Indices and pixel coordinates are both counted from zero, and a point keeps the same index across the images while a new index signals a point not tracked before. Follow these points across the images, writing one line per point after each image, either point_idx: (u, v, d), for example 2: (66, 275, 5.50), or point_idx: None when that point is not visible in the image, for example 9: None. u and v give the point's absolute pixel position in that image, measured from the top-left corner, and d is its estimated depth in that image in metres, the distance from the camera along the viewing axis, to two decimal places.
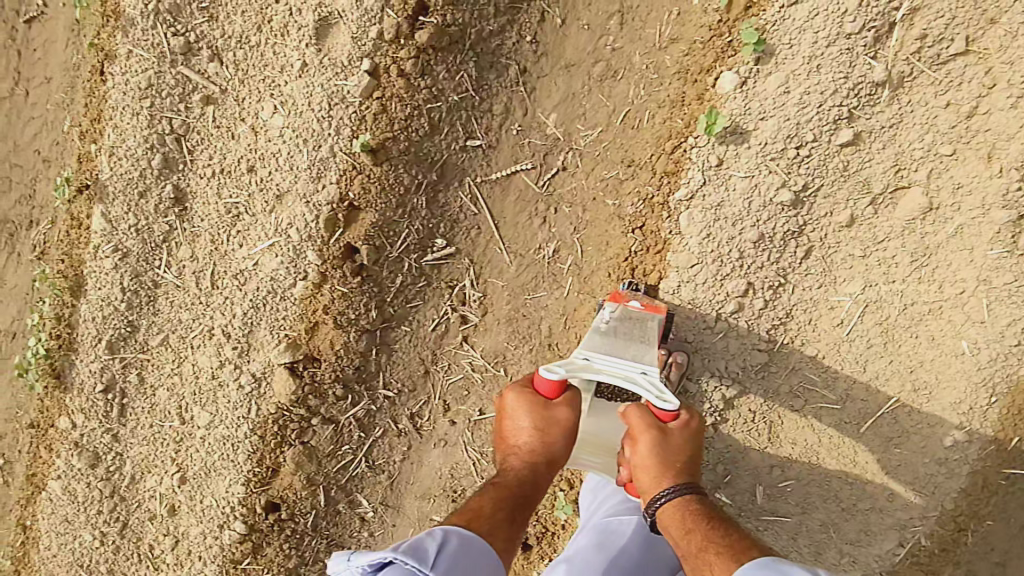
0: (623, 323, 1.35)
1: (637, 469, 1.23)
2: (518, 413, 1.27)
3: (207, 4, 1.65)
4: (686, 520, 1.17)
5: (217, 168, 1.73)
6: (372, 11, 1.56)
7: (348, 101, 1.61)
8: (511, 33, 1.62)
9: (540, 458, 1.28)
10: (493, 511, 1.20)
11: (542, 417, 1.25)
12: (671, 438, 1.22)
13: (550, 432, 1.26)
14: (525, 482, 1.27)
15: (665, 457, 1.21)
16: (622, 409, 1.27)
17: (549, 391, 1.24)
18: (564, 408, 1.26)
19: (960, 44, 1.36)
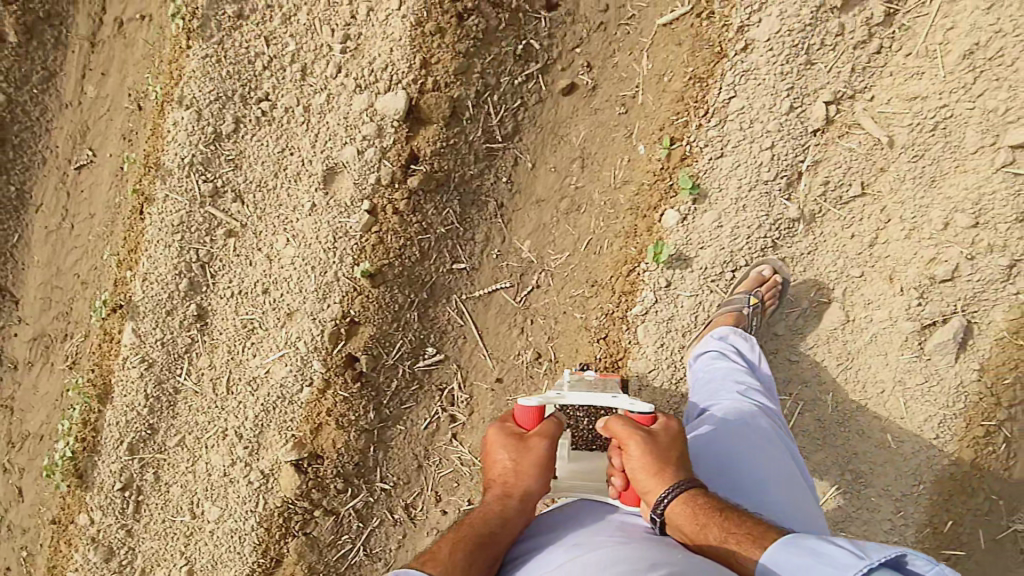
0: (588, 384, 1.55)
1: (638, 476, 1.21)
2: (495, 447, 1.33)
3: (233, 156, 1.97)
4: (697, 515, 1.18)
5: (236, 290, 1.98)
6: (372, 161, 1.84)
7: (351, 234, 1.87)
8: (489, 176, 1.94)
9: (512, 492, 1.28)
10: (451, 551, 1.18)
11: (517, 448, 1.30)
12: (659, 437, 1.24)
13: (523, 463, 1.29)
14: (491, 517, 1.26)
15: (662, 458, 1.21)
16: (602, 425, 1.30)
17: (527, 420, 1.33)
18: (541, 438, 1.31)
19: (857, 188, 1.63)
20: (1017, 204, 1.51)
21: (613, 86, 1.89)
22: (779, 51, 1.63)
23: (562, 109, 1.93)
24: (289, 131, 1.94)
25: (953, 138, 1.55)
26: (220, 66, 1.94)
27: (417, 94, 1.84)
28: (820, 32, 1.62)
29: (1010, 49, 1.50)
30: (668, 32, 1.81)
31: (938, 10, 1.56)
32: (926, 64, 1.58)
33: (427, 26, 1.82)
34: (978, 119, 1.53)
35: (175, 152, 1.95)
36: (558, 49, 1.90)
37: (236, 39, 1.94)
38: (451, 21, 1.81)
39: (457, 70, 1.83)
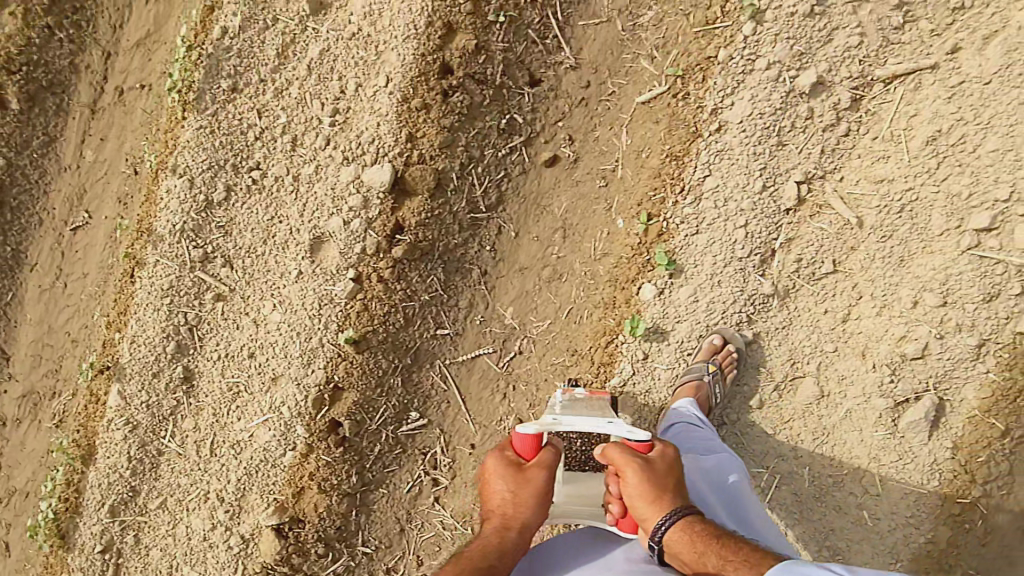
0: (580, 402, 1.60)
1: (635, 502, 1.28)
2: (495, 478, 1.40)
3: (223, 222, 2.03)
4: (693, 541, 1.26)
5: (222, 353, 2.00)
6: (357, 232, 1.90)
7: (336, 301, 1.91)
8: (473, 244, 1.98)
9: (510, 524, 1.37)
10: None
11: (516, 480, 1.37)
12: (655, 463, 1.31)
13: (521, 496, 1.37)
14: (491, 549, 1.35)
15: (658, 484, 1.29)
16: (599, 452, 1.35)
17: (525, 450, 1.39)
18: (539, 469, 1.38)
19: (829, 266, 1.65)
20: (984, 285, 1.54)
21: (594, 159, 1.95)
22: (751, 132, 1.69)
23: (544, 180, 1.99)
24: (278, 199, 2.01)
25: (920, 220, 1.59)
26: (215, 137, 2.03)
27: (403, 166, 1.91)
28: (789, 116, 1.69)
29: (971, 136, 1.56)
30: (647, 109, 1.90)
31: (900, 97, 1.65)
32: (891, 148, 1.64)
33: (413, 102, 1.90)
34: (943, 202, 1.57)
35: (167, 218, 2.01)
36: (541, 123, 1.98)
37: (230, 112, 2.04)
38: (437, 98, 1.89)
39: (442, 144, 1.91)
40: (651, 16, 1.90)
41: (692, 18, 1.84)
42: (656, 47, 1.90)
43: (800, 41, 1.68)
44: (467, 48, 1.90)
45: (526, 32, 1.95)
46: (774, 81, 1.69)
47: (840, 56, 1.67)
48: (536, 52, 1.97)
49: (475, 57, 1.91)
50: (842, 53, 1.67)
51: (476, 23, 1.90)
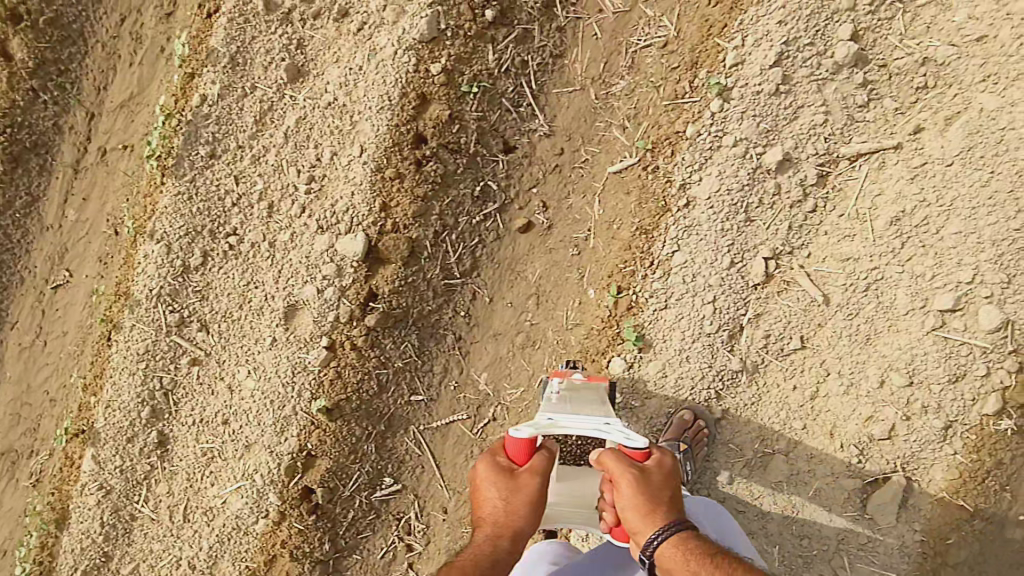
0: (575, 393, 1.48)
1: (628, 515, 1.23)
2: (486, 484, 1.33)
3: (200, 287, 2.04)
4: (689, 560, 1.24)
5: (196, 418, 2.00)
6: (331, 300, 1.91)
7: (309, 370, 1.91)
8: (447, 309, 1.98)
9: (503, 533, 1.31)
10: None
11: (508, 487, 1.31)
12: (652, 476, 1.26)
13: (514, 505, 1.30)
14: (482, 560, 1.29)
15: (653, 498, 1.24)
16: (594, 457, 1.29)
17: (517, 455, 1.31)
18: (532, 475, 1.31)
19: (797, 342, 1.65)
20: (949, 366, 1.54)
21: (567, 226, 1.97)
22: (718, 208, 1.71)
23: (518, 245, 2.00)
24: (254, 265, 2.02)
25: (886, 299, 1.60)
26: (192, 202, 2.05)
27: (377, 236, 1.93)
28: (757, 192, 1.70)
29: (934, 218, 1.58)
30: (618, 180, 1.91)
31: (865, 174, 1.67)
32: (857, 227, 1.65)
33: (387, 172, 1.93)
34: (908, 282, 1.58)
35: (144, 283, 2.03)
36: (516, 189, 2.00)
37: (207, 177, 2.06)
38: (410, 167, 1.93)
39: (415, 213, 1.93)
40: (623, 86, 1.95)
41: (662, 91, 1.89)
42: (628, 117, 1.94)
43: (766, 118, 1.71)
44: (441, 118, 1.93)
45: (500, 100, 1.99)
46: (741, 157, 1.71)
47: (806, 133, 1.70)
48: (509, 120, 2.00)
49: (448, 127, 1.94)
50: (808, 130, 1.70)
51: (450, 94, 1.94)
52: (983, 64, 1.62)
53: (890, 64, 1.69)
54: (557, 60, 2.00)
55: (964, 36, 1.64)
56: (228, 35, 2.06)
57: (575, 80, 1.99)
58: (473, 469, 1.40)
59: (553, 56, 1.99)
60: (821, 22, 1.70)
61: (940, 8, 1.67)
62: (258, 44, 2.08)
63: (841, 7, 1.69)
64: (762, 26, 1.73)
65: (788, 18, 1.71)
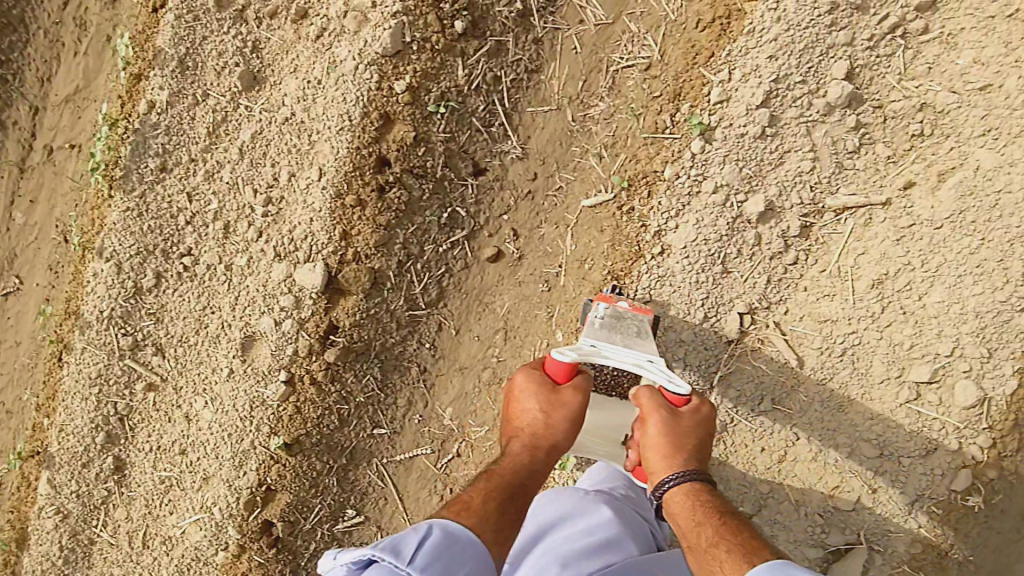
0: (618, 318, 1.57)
1: (649, 451, 1.39)
2: (527, 398, 1.44)
3: (153, 309, 1.94)
4: (694, 509, 1.33)
5: (153, 445, 1.94)
6: (289, 333, 1.83)
7: (267, 403, 1.85)
8: (412, 340, 1.91)
9: (540, 444, 1.43)
10: (487, 497, 1.30)
11: (549, 402, 1.42)
12: (682, 421, 1.38)
13: (554, 417, 1.43)
14: (521, 469, 1.40)
15: (675, 442, 1.37)
16: (632, 392, 1.45)
17: (560, 373, 1.44)
18: (572, 394, 1.44)
19: (767, 404, 1.60)
20: (922, 440, 1.50)
21: (538, 258, 1.86)
22: (694, 259, 1.62)
23: (487, 275, 1.90)
24: (210, 288, 1.92)
25: (861, 366, 1.55)
26: (142, 220, 1.92)
27: (337, 266, 1.83)
28: (736, 242, 1.61)
29: (917, 285, 1.51)
30: (592, 216, 1.80)
31: (850, 229, 1.59)
32: (838, 285, 1.58)
33: (347, 198, 1.81)
34: (885, 349, 1.53)
35: (95, 303, 1.93)
36: (486, 215, 1.89)
37: (158, 193, 1.93)
38: (372, 194, 1.80)
39: (377, 242, 1.82)
40: (601, 109, 1.81)
41: (642, 120, 1.75)
42: (605, 144, 1.80)
43: (750, 162, 1.60)
44: (405, 140, 1.79)
45: (470, 119, 1.85)
46: (721, 206, 1.61)
47: (792, 180, 1.60)
48: (480, 141, 1.87)
49: (414, 149, 1.81)
50: (794, 176, 1.60)
51: (415, 113, 1.80)
52: (984, 116, 1.51)
53: (886, 106, 1.58)
54: (532, 75, 1.85)
55: (968, 82, 1.53)
56: (176, 35, 1.89)
57: (551, 98, 1.84)
58: (512, 382, 1.52)
59: (528, 71, 1.84)
60: (814, 57, 1.58)
61: (943, 46, 1.56)
62: (209, 46, 1.91)
63: (837, 42, 1.57)
64: (752, 59, 1.61)
65: (779, 52, 1.58)
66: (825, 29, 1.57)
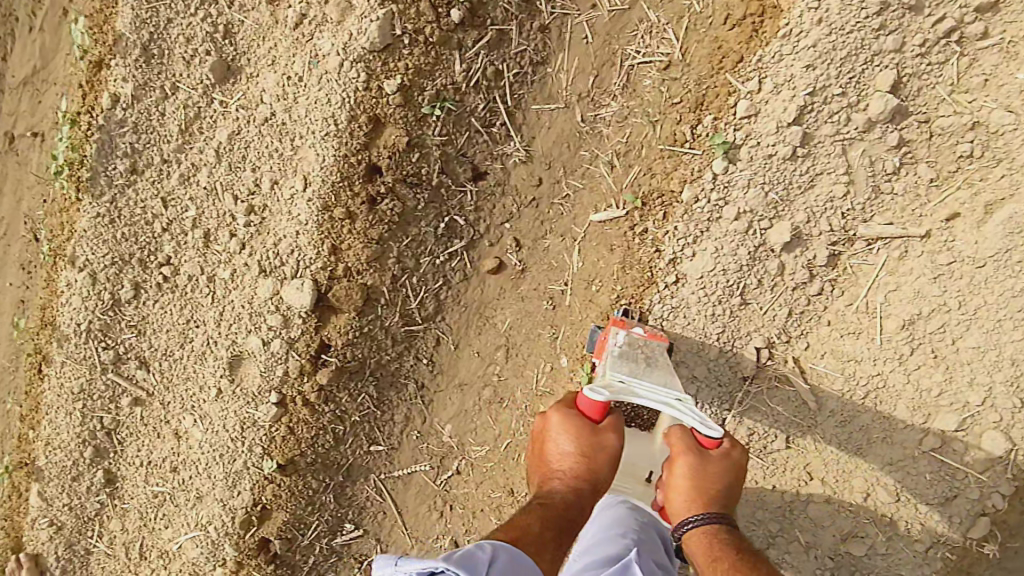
0: (637, 349, 1.34)
1: (671, 491, 1.24)
2: (564, 436, 1.25)
3: (134, 322, 1.84)
4: (714, 549, 1.17)
5: (144, 461, 1.89)
6: (278, 353, 1.73)
7: (258, 424, 1.77)
8: (408, 356, 1.81)
9: (584, 484, 1.24)
10: (541, 531, 1.14)
11: (589, 442, 1.23)
12: (710, 462, 1.22)
13: (595, 459, 1.23)
14: (569, 508, 1.22)
15: (700, 483, 1.21)
16: (665, 432, 1.30)
17: (595, 410, 1.24)
18: (612, 433, 1.24)
19: (781, 442, 1.55)
20: (943, 488, 1.44)
21: (543, 273, 1.73)
22: (710, 290, 1.53)
23: (488, 289, 1.77)
24: (193, 301, 1.80)
25: (884, 409, 1.48)
26: (115, 227, 1.78)
27: (326, 282, 1.70)
28: (757, 272, 1.51)
29: (952, 327, 1.43)
30: (601, 233, 1.67)
31: (882, 263, 1.50)
32: (864, 322, 1.51)
33: (335, 211, 1.66)
34: (911, 394, 1.46)
35: (71, 316, 1.82)
36: (486, 224, 1.73)
37: (129, 198, 1.78)
38: (362, 207, 1.65)
39: (369, 258, 1.68)
40: (614, 111, 1.62)
41: (659, 128, 1.59)
42: (618, 152, 1.63)
43: (777, 186, 1.48)
44: (397, 145, 1.61)
45: (469, 120, 1.66)
46: (742, 234, 1.50)
47: (821, 206, 1.48)
48: (479, 143, 1.68)
49: (407, 155, 1.63)
50: (825, 203, 1.48)
51: (408, 116, 1.61)
52: None
53: (933, 121, 1.42)
54: (537, 68, 1.64)
55: None
56: (138, 19, 1.69)
57: (558, 94, 1.65)
58: (544, 416, 1.32)
59: (533, 64, 1.64)
60: (857, 67, 1.40)
61: (1003, 55, 1.38)
62: (175, 30, 1.71)
63: (884, 48, 1.38)
64: (786, 68, 1.44)
65: (817, 61, 1.40)
66: (871, 34, 1.38)
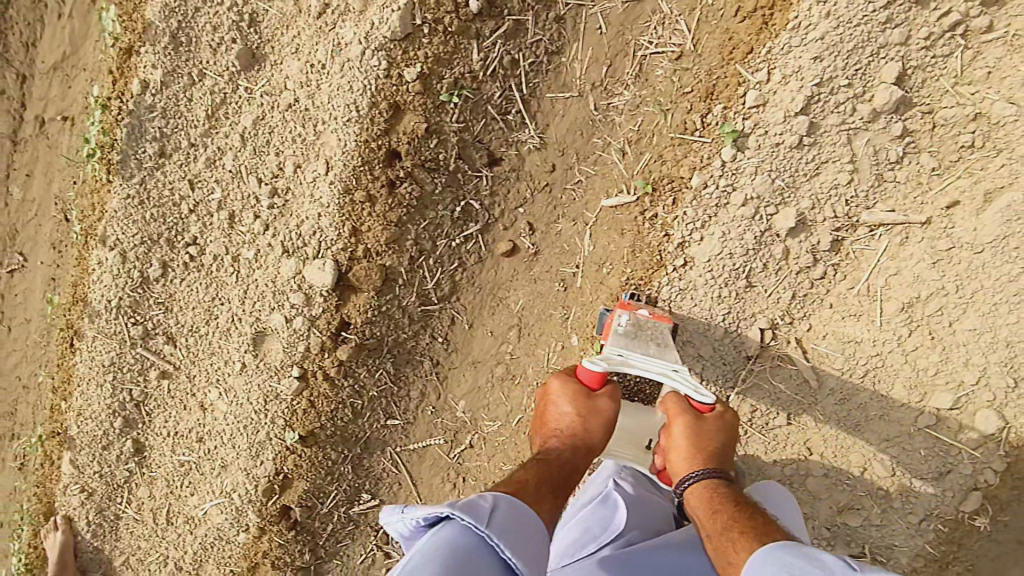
0: (641, 328, 1.40)
1: (671, 451, 1.32)
2: (563, 398, 1.33)
3: (162, 299, 1.91)
4: (714, 502, 1.24)
5: (171, 431, 1.97)
6: (300, 330, 1.80)
7: (281, 397, 1.85)
8: (424, 335, 1.88)
9: (579, 445, 1.31)
10: (538, 485, 1.17)
11: (586, 404, 1.32)
12: (706, 424, 1.31)
13: (591, 420, 1.31)
14: (563, 465, 1.27)
15: (699, 442, 1.30)
16: (661, 398, 1.38)
17: (592, 378, 1.33)
18: (607, 398, 1.33)
19: (783, 419, 1.62)
20: (937, 463, 1.51)
21: (555, 256, 1.79)
22: (717, 273, 1.59)
23: (501, 270, 1.84)
24: (218, 279, 1.88)
25: (882, 388, 1.55)
26: (144, 208, 1.85)
27: (347, 263, 1.77)
28: (763, 257, 1.57)
29: (950, 310, 1.49)
30: (612, 217, 1.73)
31: (884, 247, 1.55)
32: (865, 305, 1.57)
33: (356, 194, 1.72)
34: (908, 372, 1.52)
35: (102, 292, 1.90)
36: (501, 208, 1.79)
37: (159, 180, 1.85)
38: (382, 190, 1.71)
39: (388, 239, 1.74)
40: (626, 100, 1.68)
41: (670, 117, 1.64)
42: (629, 140, 1.69)
43: (783, 174, 1.53)
44: (416, 132, 1.67)
45: (485, 107, 1.71)
46: (749, 219, 1.56)
47: (826, 192, 1.53)
48: (495, 129, 1.73)
49: (425, 142, 1.69)
50: (830, 189, 1.53)
51: (427, 103, 1.66)
52: None
53: (936, 112, 1.47)
54: (552, 58, 1.70)
55: None
56: (167, 8, 1.75)
57: (572, 83, 1.70)
58: (545, 385, 1.41)
59: (548, 53, 1.69)
60: (863, 59, 1.45)
61: (1007, 48, 1.42)
62: (203, 18, 1.76)
63: (890, 41, 1.43)
64: (794, 60, 1.49)
65: (825, 53, 1.45)
66: (877, 27, 1.42)
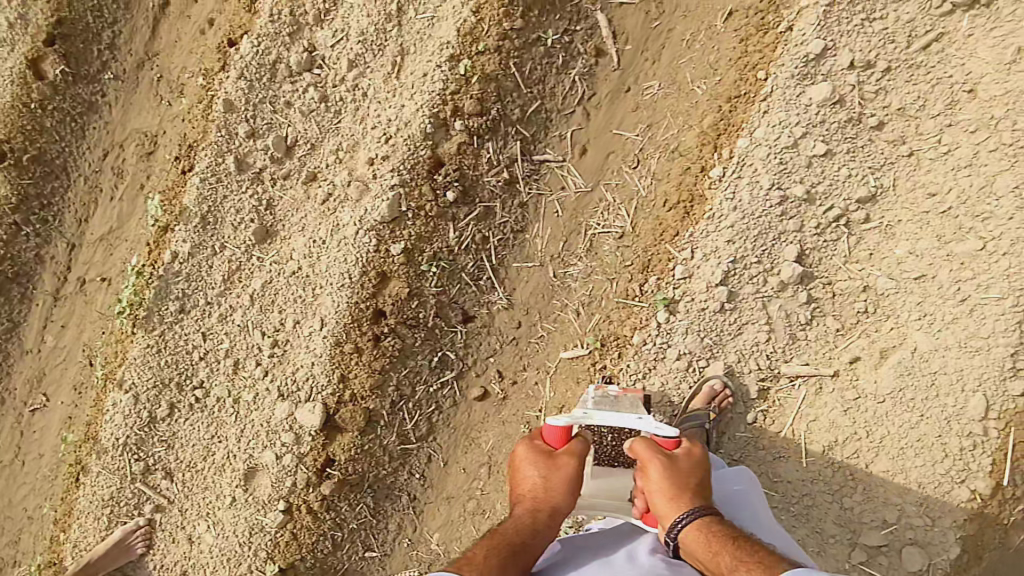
0: (608, 399, 1.59)
1: (654, 497, 1.39)
2: (527, 463, 1.47)
3: (166, 437, 2.11)
4: (711, 542, 1.32)
5: (157, 565, 2.12)
6: (289, 466, 1.99)
7: (266, 530, 2.00)
8: (403, 471, 2.05)
9: (541, 507, 1.42)
10: (489, 556, 1.31)
11: (546, 466, 1.45)
12: (678, 463, 1.42)
13: (550, 482, 1.43)
14: (523, 530, 1.40)
15: (677, 484, 1.39)
16: (627, 445, 1.47)
17: (557, 437, 1.47)
18: (568, 457, 1.45)
19: None
20: None
21: (521, 400, 2.02)
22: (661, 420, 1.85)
23: (474, 413, 2.05)
24: (218, 419, 2.09)
25: (816, 525, 1.72)
26: (160, 355, 2.09)
27: (335, 406, 1.98)
28: None
29: (864, 452, 1.71)
30: (570, 366, 1.98)
31: (803, 395, 1.78)
32: (792, 447, 1.77)
33: (345, 345, 1.97)
34: (837, 510, 1.72)
35: (111, 430, 2.09)
36: (473, 358, 2.04)
37: (176, 332, 2.10)
38: (368, 343, 1.96)
39: (372, 385, 1.97)
40: (579, 269, 1.97)
41: (615, 285, 1.93)
42: (582, 303, 1.97)
43: (711, 333, 1.81)
44: (400, 295, 1.94)
45: (460, 275, 2.00)
46: (683, 371, 1.84)
47: (750, 349, 1.80)
48: (469, 292, 2.02)
49: (407, 302, 1.96)
50: (752, 346, 1.79)
51: (409, 271, 1.95)
52: (920, 303, 1.71)
53: (834, 284, 1.76)
54: (518, 235, 2.01)
55: (904, 271, 1.73)
56: (201, 195, 2.06)
57: (534, 255, 2.00)
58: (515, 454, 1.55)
59: (514, 231, 2.00)
60: (768, 241, 1.76)
61: (883, 236, 1.75)
62: (228, 203, 2.08)
63: (788, 229, 1.76)
64: (712, 242, 1.80)
65: (736, 238, 1.77)
66: (777, 219, 1.76)
